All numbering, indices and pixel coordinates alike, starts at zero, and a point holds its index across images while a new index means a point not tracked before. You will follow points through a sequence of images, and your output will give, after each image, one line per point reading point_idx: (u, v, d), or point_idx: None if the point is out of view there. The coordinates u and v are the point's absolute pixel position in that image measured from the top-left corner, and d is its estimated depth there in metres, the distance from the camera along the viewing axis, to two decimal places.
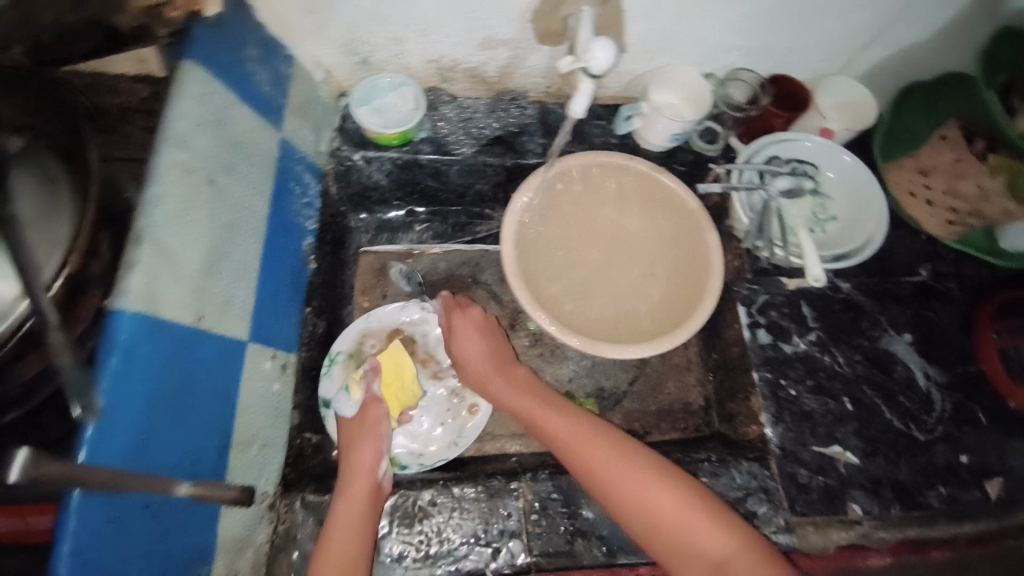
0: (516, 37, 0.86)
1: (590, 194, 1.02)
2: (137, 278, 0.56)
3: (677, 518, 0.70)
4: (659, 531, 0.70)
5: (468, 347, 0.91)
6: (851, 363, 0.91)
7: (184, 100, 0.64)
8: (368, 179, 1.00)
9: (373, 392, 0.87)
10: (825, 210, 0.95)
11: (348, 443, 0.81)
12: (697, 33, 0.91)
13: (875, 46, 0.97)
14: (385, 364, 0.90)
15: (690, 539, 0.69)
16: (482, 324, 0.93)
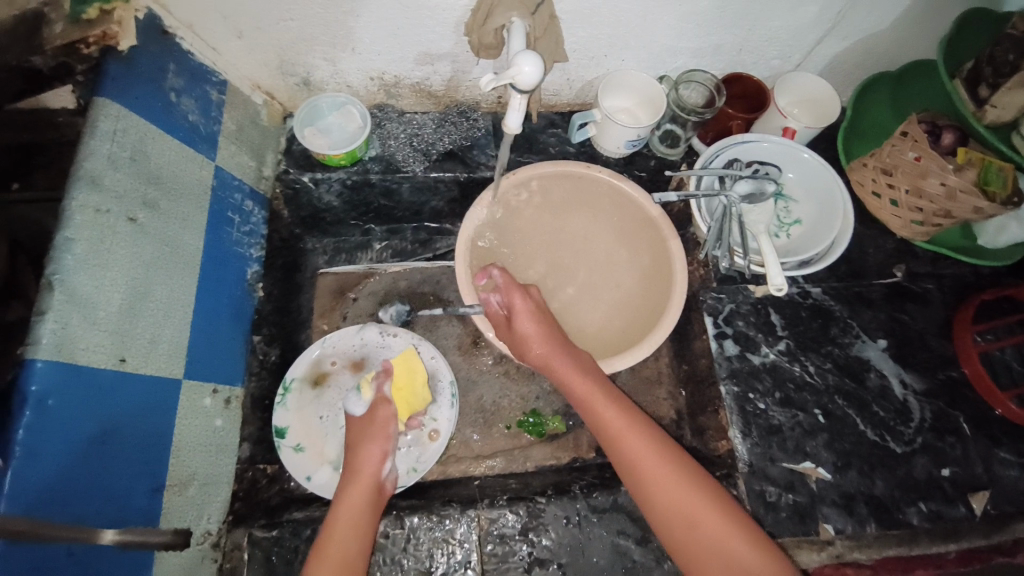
0: (453, 51, 0.86)
1: (554, 203, 0.99)
2: (47, 326, 0.54)
3: (687, 509, 0.70)
4: (672, 520, 0.70)
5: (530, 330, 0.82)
6: (821, 371, 0.88)
7: (99, 138, 0.62)
8: (319, 202, 0.98)
9: (383, 394, 0.82)
10: (789, 213, 0.92)
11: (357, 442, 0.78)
12: (644, 37, 0.88)
13: (832, 40, 0.93)
14: (398, 366, 0.85)
15: (699, 532, 0.69)
16: (534, 309, 0.84)
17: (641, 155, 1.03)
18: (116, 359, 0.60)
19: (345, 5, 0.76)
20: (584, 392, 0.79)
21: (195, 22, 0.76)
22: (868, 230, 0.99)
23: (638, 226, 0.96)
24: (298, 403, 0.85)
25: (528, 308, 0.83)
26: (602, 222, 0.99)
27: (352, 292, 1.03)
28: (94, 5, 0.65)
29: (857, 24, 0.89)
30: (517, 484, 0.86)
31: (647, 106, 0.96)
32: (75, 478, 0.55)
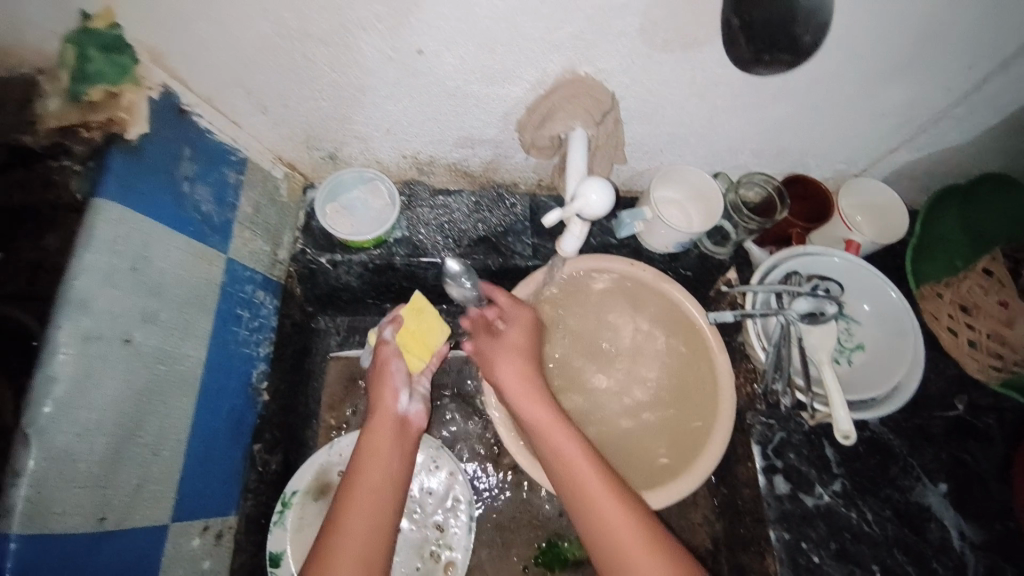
0: (497, 137, 0.78)
1: (589, 311, 0.88)
2: (20, 493, 0.45)
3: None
4: None
5: (507, 373, 0.73)
6: (880, 520, 0.80)
7: (94, 251, 0.52)
8: (336, 281, 0.89)
9: (386, 338, 0.76)
10: (851, 336, 0.84)
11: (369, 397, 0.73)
12: (706, 137, 0.80)
13: (907, 150, 0.86)
14: (407, 312, 0.77)
15: None
16: (527, 327, 0.77)
17: (687, 252, 0.94)
18: (94, 519, 0.51)
19: (384, 90, 0.69)
20: (541, 422, 0.69)
21: (214, 95, 0.68)
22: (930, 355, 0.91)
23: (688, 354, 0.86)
24: (298, 523, 0.76)
25: (522, 339, 0.76)
26: (653, 353, 0.87)
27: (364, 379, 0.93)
28: (99, 87, 0.56)
29: (937, 139, 0.82)
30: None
31: (702, 209, 0.87)
32: None
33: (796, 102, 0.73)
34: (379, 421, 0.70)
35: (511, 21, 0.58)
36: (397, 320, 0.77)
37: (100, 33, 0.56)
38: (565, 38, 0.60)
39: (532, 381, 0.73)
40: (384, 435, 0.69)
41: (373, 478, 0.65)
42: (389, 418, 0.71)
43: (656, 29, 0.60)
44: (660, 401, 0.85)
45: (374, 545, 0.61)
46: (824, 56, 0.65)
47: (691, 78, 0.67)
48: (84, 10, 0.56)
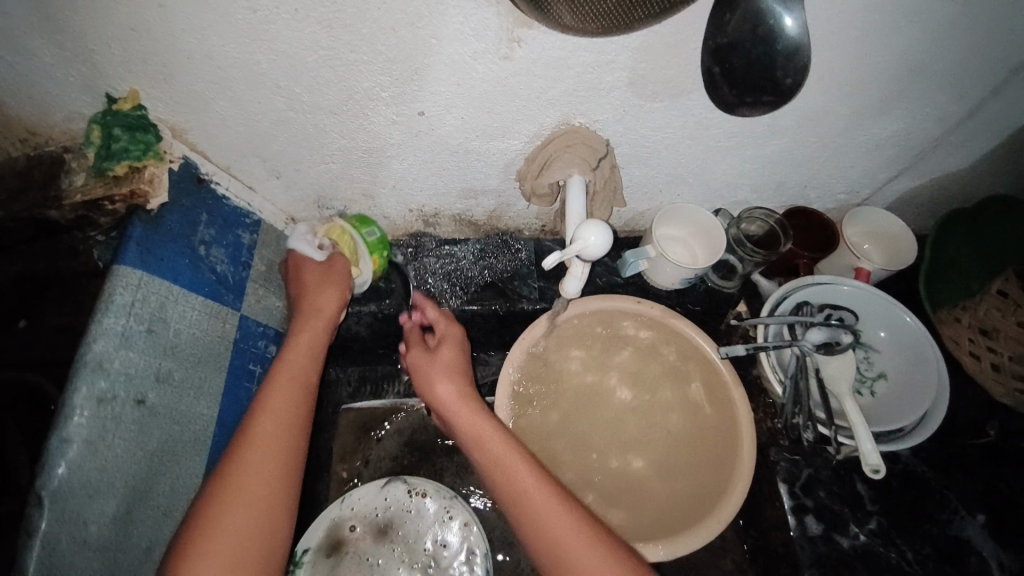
0: (499, 187, 0.81)
1: (598, 364, 0.88)
2: (34, 557, 0.45)
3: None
4: None
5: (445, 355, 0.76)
6: (922, 560, 0.75)
7: (111, 316, 0.55)
8: (347, 332, 0.91)
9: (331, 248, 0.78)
10: (870, 365, 0.82)
11: (310, 289, 0.74)
12: (705, 175, 0.82)
13: (904, 178, 0.86)
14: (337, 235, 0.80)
15: None
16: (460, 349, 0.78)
17: (694, 287, 0.94)
18: None
19: (388, 150, 0.72)
20: (448, 397, 0.72)
21: (232, 165, 0.72)
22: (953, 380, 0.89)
23: (705, 394, 0.84)
24: None
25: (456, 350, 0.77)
26: (662, 391, 0.87)
27: (377, 430, 0.93)
28: (123, 162, 0.61)
29: (933, 165, 0.83)
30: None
31: (705, 246, 0.88)
32: None
33: (789, 137, 0.75)
34: (308, 334, 0.70)
35: (505, 80, 0.62)
36: (324, 248, 0.77)
37: (126, 114, 0.61)
38: (557, 93, 0.64)
39: (460, 352, 0.77)
40: (316, 340, 0.70)
41: (282, 411, 0.60)
42: (321, 323, 0.72)
43: (643, 80, 0.62)
44: (675, 441, 0.85)
45: (281, 471, 0.56)
46: (810, 92, 0.67)
47: (684, 122, 0.70)
48: (110, 94, 0.60)
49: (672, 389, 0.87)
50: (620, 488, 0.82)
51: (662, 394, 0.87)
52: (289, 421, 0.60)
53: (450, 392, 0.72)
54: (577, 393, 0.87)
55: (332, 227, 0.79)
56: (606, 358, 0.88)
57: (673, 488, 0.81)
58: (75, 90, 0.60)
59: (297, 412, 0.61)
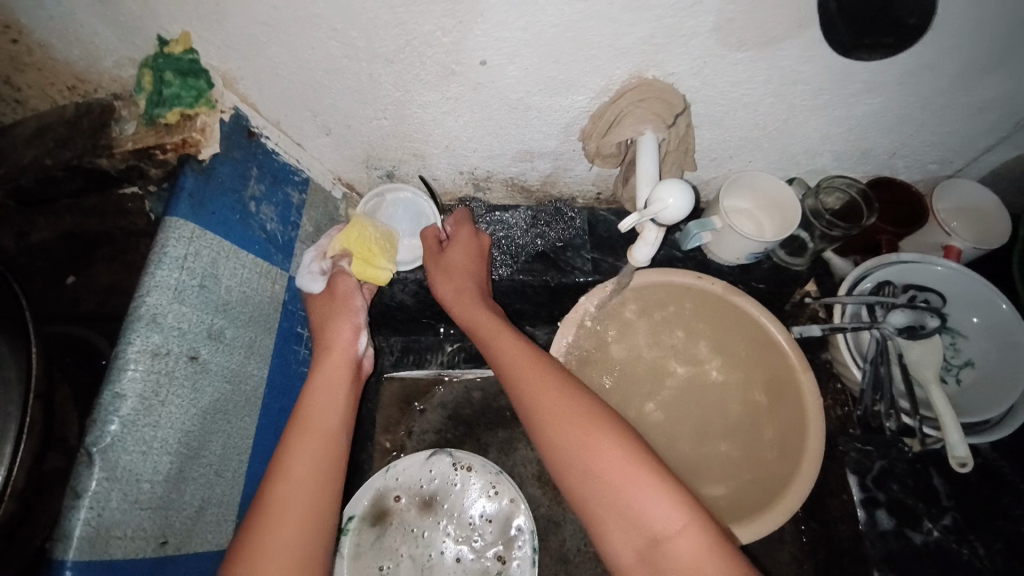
0: (557, 149, 0.76)
1: (652, 340, 0.83)
2: (83, 515, 0.43)
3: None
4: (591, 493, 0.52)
5: (457, 259, 0.75)
6: (1000, 560, 0.70)
7: (166, 268, 0.53)
8: (391, 300, 0.88)
9: (340, 266, 0.70)
10: (956, 353, 0.75)
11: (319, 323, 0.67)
12: (782, 139, 0.75)
13: (1006, 148, 0.78)
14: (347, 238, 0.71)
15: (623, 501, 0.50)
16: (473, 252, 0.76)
17: (760, 263, 0.88)
18: (155, 542, 0.48)
19: (444, 105, 0.68)
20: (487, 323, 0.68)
21: (282, 118, 0.69)
22: None
23: (766, 375, 0.79)
24: (356, 550, 0.74)
25: (471, 256, 0.76)
26: (723, 371, 0.82)
27: (419, 402, 0.91)
28: (176, 109, 0.59)
29: None
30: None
31: (776, 218, 0.82)
32: None
33: (884, 96, 0.68)
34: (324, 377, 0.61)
35: (578, 25, 0.56)
36: (348, 257, 0.71)
37: (178, 58, 0.58)
38: (633, 41, 0.58)
39: (471, 256, 0.76)
40: (335, 380, 0.61)
41: (310, 462, 0.53)
42: (337, 363, 0.63)
43: (731, 25, 0.56)
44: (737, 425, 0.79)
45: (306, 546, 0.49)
46: (921, 43, 0.60)
47: (769, 76, 0.63)
48: (161, 37, 0.57)
49: (732, 370, 0.81)
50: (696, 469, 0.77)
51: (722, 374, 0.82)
52: (315, 475, 0.53)
53: (512, 368, 0.62)
54: (628, 371, 0.81)
55: (345, 234, 0.71)
56: (661, 337, 0.83)
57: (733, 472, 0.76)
58: (126, 31, 0.57)
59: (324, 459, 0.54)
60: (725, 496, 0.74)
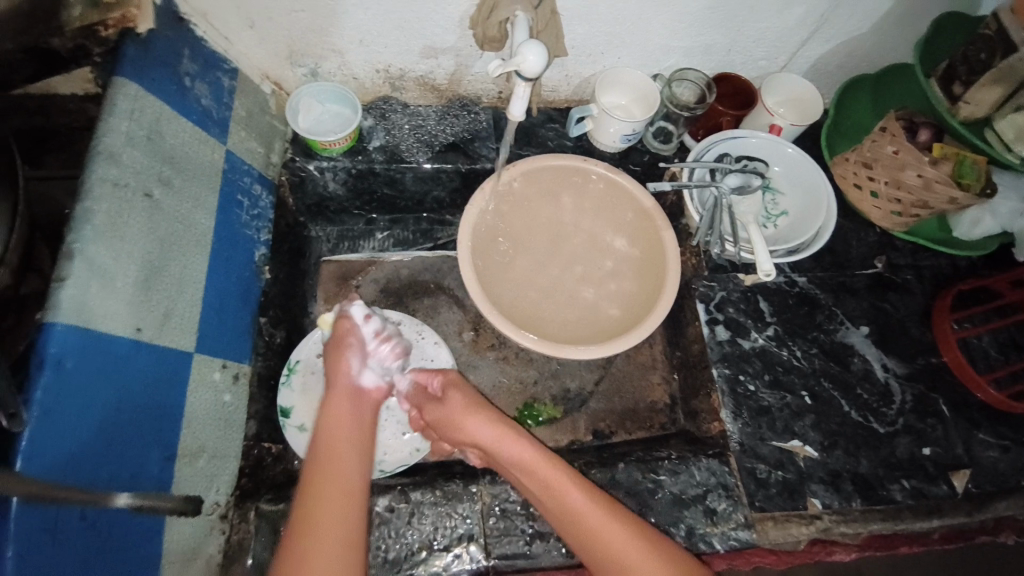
0: (458, 44, 0.90)
1: (558, 203, 0.99)
2: (68, 288, 0.55)
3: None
4: None
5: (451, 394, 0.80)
6: (809, 356, 0.92)
7: (118, 116, 0.64)
8: (324, 190, 1.00)
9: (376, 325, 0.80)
10: (776, 205, 0.98)
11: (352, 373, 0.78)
12: (642, 33, 0.92)
13: (815, 42, 0.98)
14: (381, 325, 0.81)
15: None
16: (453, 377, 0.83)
17: (636, 150, 1.06)
18: (131, 326, 0.61)
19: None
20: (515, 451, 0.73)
21: (209, 11, 0.79)
22: (852, 223, 1.02)
23: (640, 234, 0.97)
24: (302, 386, 0.85)
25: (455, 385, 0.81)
26: (607, 233, 0.99)
27: (355, 279, 1.04)
28: None
29: (839, 29, 0.95)
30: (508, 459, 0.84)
31: (641, 103, 0.99)
32: (90, 447, 0.54)
33: None
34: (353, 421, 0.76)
35: None
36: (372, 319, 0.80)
37: None
38: None
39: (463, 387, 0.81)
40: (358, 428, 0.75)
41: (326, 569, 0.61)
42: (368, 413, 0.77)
43: None
44: (616, 274, 0.98)
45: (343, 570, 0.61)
46: None
47: None
48: None
49: (611, 234, 0.99)
50: (574, 317, 0.95)
51: (599, 238, 0.99)
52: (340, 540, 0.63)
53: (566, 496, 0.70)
54: (529, 224, 0.99)
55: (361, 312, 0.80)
56: (551, 209, 0.99)
57: (604, 307, 0.96)
58: None
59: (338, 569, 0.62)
60: (587, 333, 0.93)
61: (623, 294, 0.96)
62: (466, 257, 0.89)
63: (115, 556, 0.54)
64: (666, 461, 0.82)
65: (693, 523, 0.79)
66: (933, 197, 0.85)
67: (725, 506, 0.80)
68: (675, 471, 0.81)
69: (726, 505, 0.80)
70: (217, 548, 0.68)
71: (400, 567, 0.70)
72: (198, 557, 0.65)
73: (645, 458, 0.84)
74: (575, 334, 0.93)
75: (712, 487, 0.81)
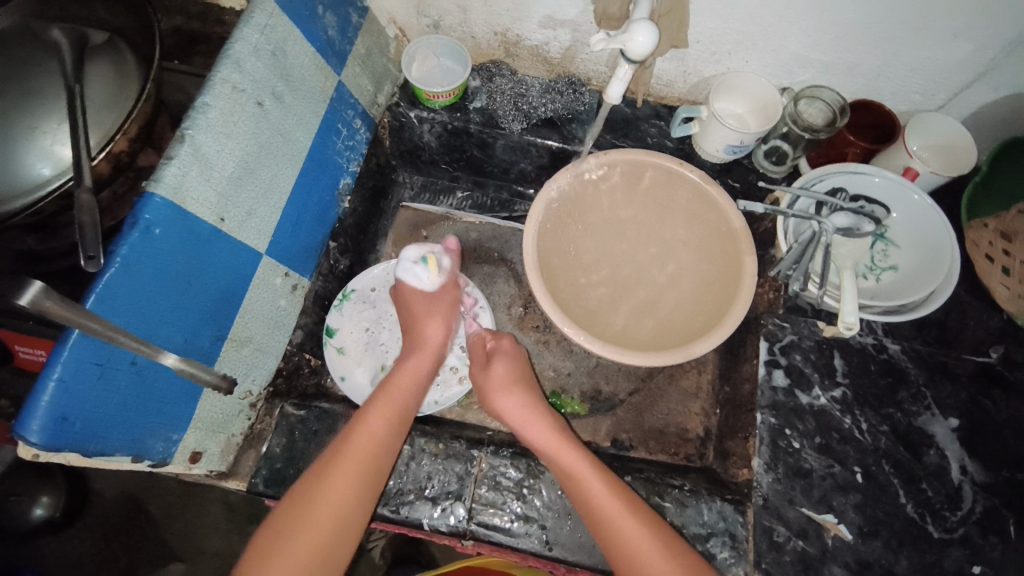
0: (576, 19, 0.87)
1: (636, 202, 0.95)
2: (174, 167, 0.62)
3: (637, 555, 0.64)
4: None
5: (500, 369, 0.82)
6: (874, 432, 0.81)
7: (250, 27, 0.69)
8: (418, 139, 1.04)
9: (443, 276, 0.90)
10: (886, 257, 0.87)
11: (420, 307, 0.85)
12: (777, 40, 0.85)
13: (985, 85, 0.84)
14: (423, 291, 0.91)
15: None
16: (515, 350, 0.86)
17: (739, 166, 0.99)
18: (216, 216, 0.68)
19: None
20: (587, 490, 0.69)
21: None
22: (973, 301, 0.88)
23: (717, 252, 0.90)
24: (351, 311, 0.92)
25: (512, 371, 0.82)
26: (679, 244, 0.94)
27: (425, 230, 1.07)
28: None
29: (1021, 75, 0.81)
30: (516, 435, 0.84)
31: (758, 115, 0.91)
32: (154, 307, 0.62)
33: (866, 7, 0.76)
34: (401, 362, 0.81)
35: None
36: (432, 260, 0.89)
37: None
38: None
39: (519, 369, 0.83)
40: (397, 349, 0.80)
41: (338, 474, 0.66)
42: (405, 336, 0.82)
43: None
44: (679, 288, 0.93)
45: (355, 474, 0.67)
46: None
47: None
48: None
49: (684, 245, 0.94)
50: (631, 325, 0.91)
51: (671, 247, 0.95)
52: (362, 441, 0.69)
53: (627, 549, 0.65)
54: (616, 223, 0.96)
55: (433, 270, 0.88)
56: (627, 210, 0.96)
57: (657, 319, 0.92)
58: None
59: (354, 494, 0.66)
60: (643, 338, 0.90)
61: (681, 311, 0.91)
62: (531, 232, 0.88)
63: (146, 404, 0.62)
64: (676, 489, 0.79)
65: None
66: None
67: (726, 556, 0.75)
68: (683, 503, 0.78)
69: (727, 554, 0.76)
70: (240, 430, 0.77)
71: (386, 501, 0.73)
72: (222, 432, 0.74)
73: (656, 479, 0.80)
74: (631, 339, 0.90)
75: (717, 532, 0.77)
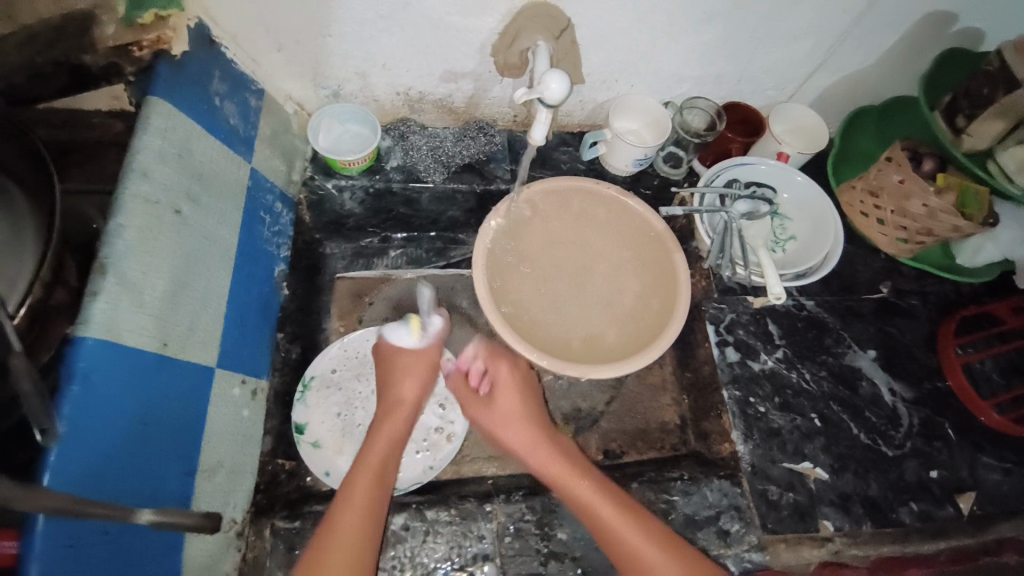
0: (477, 69, 0.92)
1: (565, 225, 1.01)
2: (99, 303, 0.56)
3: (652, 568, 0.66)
4: None
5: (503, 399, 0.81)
6: (817, 379, 0.93)
7: (150, 134, 0.65)
8: (341, 208, 1.02)
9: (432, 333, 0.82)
10: (785, 230, 1.01)
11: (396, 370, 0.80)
12: (656, 62, 0.95)
13: (822, 73, 1.01)
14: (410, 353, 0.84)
15: None
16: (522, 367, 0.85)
17: (647, 174, 1.09)
18: (158, 341, 0.61)
19: (376, 24, 0.82)
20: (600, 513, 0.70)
21: (239, 33, 0.79)
22: (857, 250, 1.04)
23: (648, 254, 0.99)
24: (317, 399, 0.86)
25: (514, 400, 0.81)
26: (612, 255, 1.01)
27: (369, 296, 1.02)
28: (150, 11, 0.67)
29: (845, 62, 0.99)
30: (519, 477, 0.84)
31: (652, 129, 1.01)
32: (116, 462, 0.55)
33: (723, 26, 0.89)
34: (386, 430, 0.76)
35: None
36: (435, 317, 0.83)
37: None
38: None
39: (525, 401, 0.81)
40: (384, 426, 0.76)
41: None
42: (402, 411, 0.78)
43: None
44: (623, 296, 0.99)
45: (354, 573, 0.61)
46: None
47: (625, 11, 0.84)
48: None
49: (617, 255, 1.01)
50: (593, 339, 0.95)
51: (606, 259, 1.01)
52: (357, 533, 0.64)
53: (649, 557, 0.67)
54: (551, 248, 1.01)
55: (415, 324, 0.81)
56: (559, 234, 1.01)
57: (612, 327, 0.97)
58: None
59: None
60: (610, 346, 0.95)
61: (631, 316, 0.97)
62: (479, 274, 0.90)
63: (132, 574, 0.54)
64: (678, 482, 0.84)
65: (706, 545, 0.80)
66: (938, 223, 0.87)
67: (737, 528, 0.81)
68: (687, 492, 0.83)
69: (738, 526, 0.82)
70: (232, 566, 0.69)
71: None
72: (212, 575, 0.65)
73: (657, 478, 0.85)
74: (599, 351, 0.94)
75: (724, 509, 0.82)
